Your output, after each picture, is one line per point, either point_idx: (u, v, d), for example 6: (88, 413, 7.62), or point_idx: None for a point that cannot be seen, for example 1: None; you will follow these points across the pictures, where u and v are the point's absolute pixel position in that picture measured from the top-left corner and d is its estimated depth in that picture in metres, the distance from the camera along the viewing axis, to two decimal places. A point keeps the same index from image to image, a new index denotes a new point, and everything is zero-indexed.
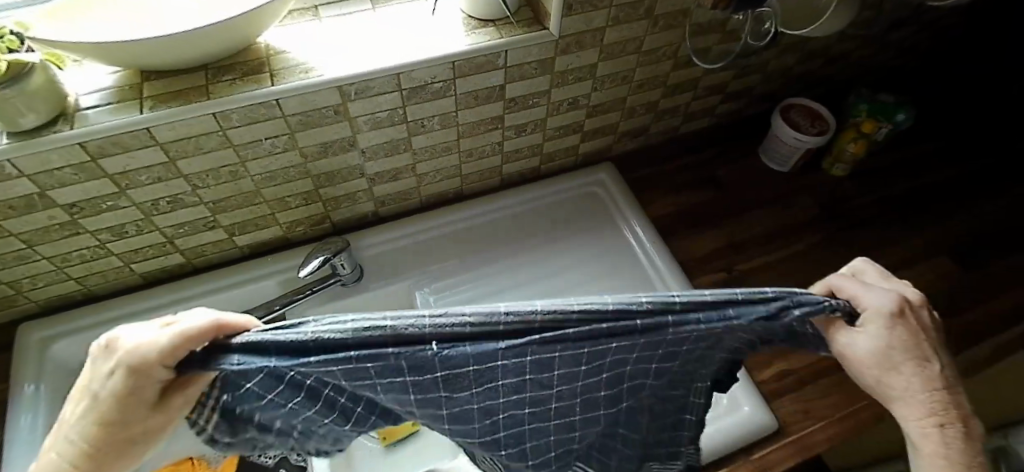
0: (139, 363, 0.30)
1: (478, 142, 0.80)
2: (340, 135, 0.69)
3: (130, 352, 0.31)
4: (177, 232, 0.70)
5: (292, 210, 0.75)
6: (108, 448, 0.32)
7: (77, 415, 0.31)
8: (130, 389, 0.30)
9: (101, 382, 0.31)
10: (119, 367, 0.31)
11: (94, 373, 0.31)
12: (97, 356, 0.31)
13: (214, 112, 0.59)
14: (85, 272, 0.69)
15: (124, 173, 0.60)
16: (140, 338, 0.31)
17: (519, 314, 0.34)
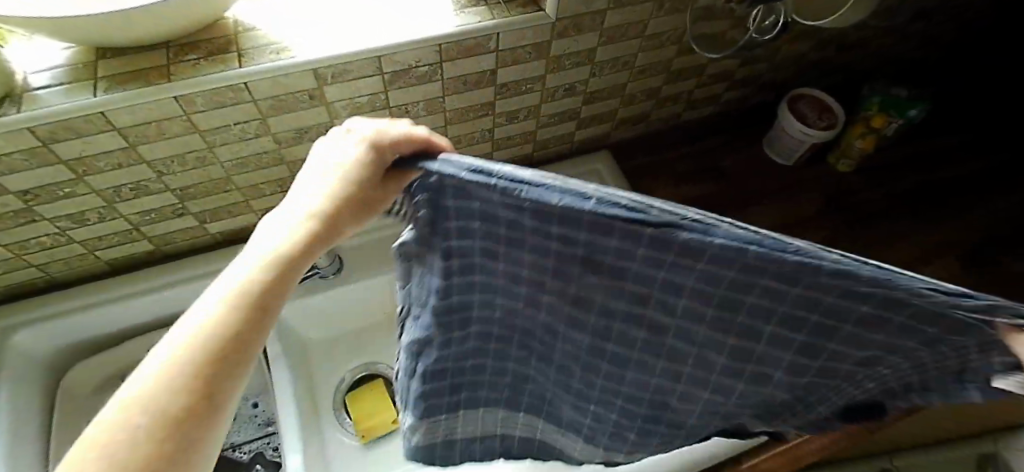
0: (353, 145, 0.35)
1: (467, 128, 0.75)
2: (317, 121, 0.64)
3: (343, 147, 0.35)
4: (143, 220, 0.66)
5: (266, 197, 0.71)
6: (281, 255, 0.30)
7: (281, 215, 0.33)
8: (344, 170, 0.34)
9: (316, 175, 0.35)
10: (331, 156, 0.35)
11: (313, 166, 0.36)
12: (318, 155, 0.36)
13: (175, 96, 0.54)
14: (47, 259, 0.65)
15: (81, 159, 0.56)
16: (346, 135, 0.36)
17: (701, 228, 0.26)
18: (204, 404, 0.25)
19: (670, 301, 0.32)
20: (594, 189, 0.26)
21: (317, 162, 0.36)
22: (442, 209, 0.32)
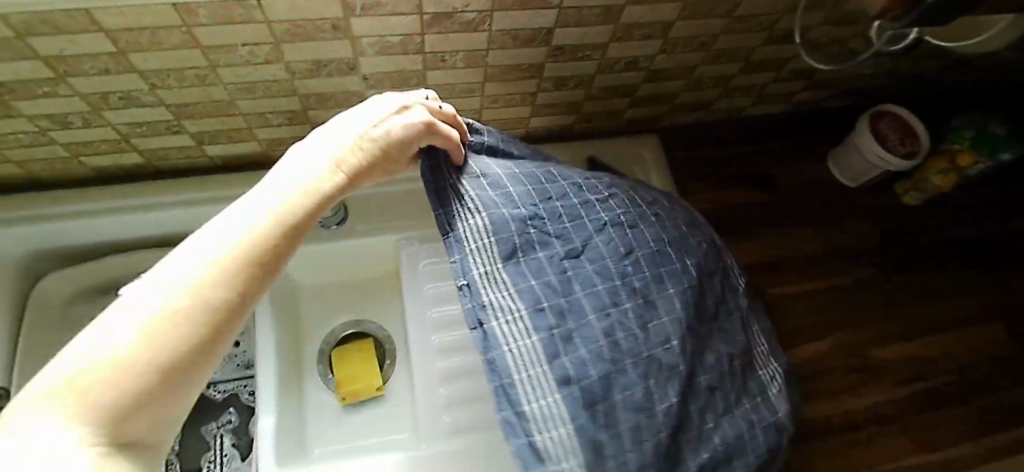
0: (402, 111, 0.41)
1: (508, 88, 0.65)
2: (338, 55, 0.55)
3: (391, 107, 0.41)
4: (134, 132, 0.60)
5: (273, 127, 0.63)
6: (325, 192, 0.35)
7: (329, 144, 0.37)
8: (395, 125, 0.40)
9: (365, 117, 0.40)
10: (383, 109, 0.41)
11: (363, 107, 0.40)
12: (368, 102, 0.41)
13: (173, 3, 0.45)
14: (27, 157, 0.60)
15: (61, 58, 0.48)
16: (405, 101, 0.42)
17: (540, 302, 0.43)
18: (242, 301, 0.28)
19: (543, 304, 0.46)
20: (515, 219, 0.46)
21: (365, 110, 0.40)
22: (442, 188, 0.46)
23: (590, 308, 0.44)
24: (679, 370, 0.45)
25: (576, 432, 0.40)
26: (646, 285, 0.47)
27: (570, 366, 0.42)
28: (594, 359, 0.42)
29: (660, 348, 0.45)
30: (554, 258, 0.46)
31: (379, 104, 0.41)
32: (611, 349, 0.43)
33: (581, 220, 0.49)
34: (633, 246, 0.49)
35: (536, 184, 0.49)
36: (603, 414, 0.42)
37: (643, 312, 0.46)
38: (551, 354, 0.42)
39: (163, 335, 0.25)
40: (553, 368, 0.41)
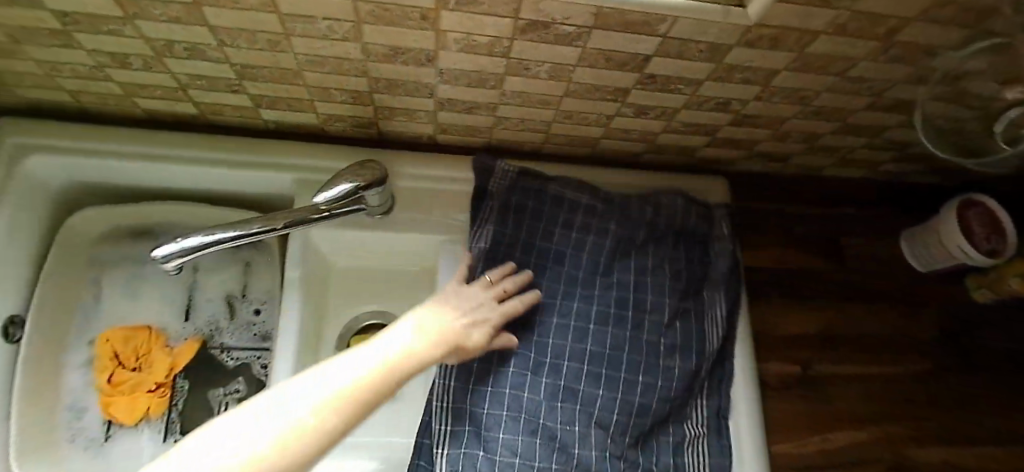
0: (488, 300, 0.54)
1: (586, 107, 0.61)
2: (419, 45, 0.51)
3: (481, 297, 0.54)
4: (193, 84, 0.57)
5: (335, 104, 0.60)
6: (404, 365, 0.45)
7: (407, 334, 0.47)
8: (477, 312, 0.53)
9: (459, 307, 0.52)
10: (472, 299, 0.53)
11: (458, 294, 0.54)
12: (462, 288, 0.54)
13: None
14: (81, 87, 0.58)
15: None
16: (486, 290, 0.55)
17: None
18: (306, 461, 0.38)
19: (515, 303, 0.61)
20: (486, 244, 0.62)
21: (469, 294, 0.54)
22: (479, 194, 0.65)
23: (510, 366, 0.58)
24: (554, 443, 0.55)
25: (472, 431, 0.55)
26: (558, 372, 0.58)
27: (470, 399, 0.56)
28: (494, 400, 0.56)
29: (551, 419, 0.56)
30: (510, 316, 0.60)
31: (472, 291, 0.54)
32: (513, 399, 0.56)
33: (535, 307, 0.61)
34: (561, 354, 0.59)
35: None
36: (482, 433, 0.55)
37: (553, 386, 0.57)
38: (461, 378, 0.57)
39: (305, 437, 0.38)
40: (467, 388, 0.56)
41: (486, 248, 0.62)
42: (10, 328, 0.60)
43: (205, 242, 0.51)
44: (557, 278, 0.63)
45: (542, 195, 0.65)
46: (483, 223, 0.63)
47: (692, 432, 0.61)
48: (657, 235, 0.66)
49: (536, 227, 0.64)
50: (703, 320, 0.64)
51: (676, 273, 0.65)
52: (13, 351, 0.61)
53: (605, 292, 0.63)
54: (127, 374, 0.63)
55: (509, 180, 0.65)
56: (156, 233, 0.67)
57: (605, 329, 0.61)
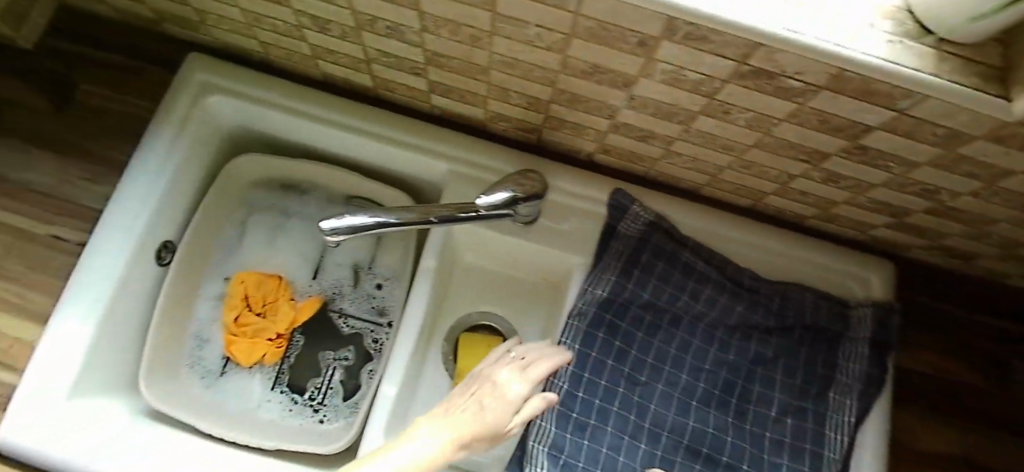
0: (508, 400, 0.47)
1: (770, 162, 0.55)
2: (620, 68, 0.48)
3: (512, 388, 0.47)
4: (380, 59, 0.57)
5: (508, 105, 0.58)
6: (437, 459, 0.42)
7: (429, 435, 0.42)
8: (489, 397, 0.47)
9: (481, 398, 0.47)
10: (500, 387, 0.47)
11: (474, 381, 0.49)
12: (489, 372, 0.50)
13: None
14: (274, 42, 0.60)
15: None
16: (503, 363, 0.50)
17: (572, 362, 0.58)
18: None
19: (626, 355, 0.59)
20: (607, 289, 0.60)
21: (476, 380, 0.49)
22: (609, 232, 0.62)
23: (610, 424, 0.57)
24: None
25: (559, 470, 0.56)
26: (656, 442, 0.57)
27: (564, 446, 0.56)
28: (588, 455, 0.56)
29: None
30: (616, 374, 0.59)
31: (489, 379, 0.49)
32: (608, 459, 0.56)
33: (641, 369, 0.59)
34: (661, 423, 0.58)
35: (620, 323, 0.60)
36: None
37: (649, 454, 0.57)
38: (559, 424, 0.57)
39: None
40: (565, 436, 0.57)
41: (605, 297, 0.60)
42: (164, 253, 0.64)
43: (375, 223, 0.51)
44: (668, 342, 0.60)
45: (675, 260, 0.61)
46: (608, 268, 0.61)
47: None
48: (785, 327, 0.61)
49: (663, 290, 0.61)
50: (823, 424, 0.58)
51: (793, 366, 0.61)
52: (162, 274, 0.65)
53: (716, 370, 0.60)
54: (252, 319, 0.66)
55: (647, 227, 0.62)
56: (304, 190, 0.71)
57: (707, 409, 0.59)
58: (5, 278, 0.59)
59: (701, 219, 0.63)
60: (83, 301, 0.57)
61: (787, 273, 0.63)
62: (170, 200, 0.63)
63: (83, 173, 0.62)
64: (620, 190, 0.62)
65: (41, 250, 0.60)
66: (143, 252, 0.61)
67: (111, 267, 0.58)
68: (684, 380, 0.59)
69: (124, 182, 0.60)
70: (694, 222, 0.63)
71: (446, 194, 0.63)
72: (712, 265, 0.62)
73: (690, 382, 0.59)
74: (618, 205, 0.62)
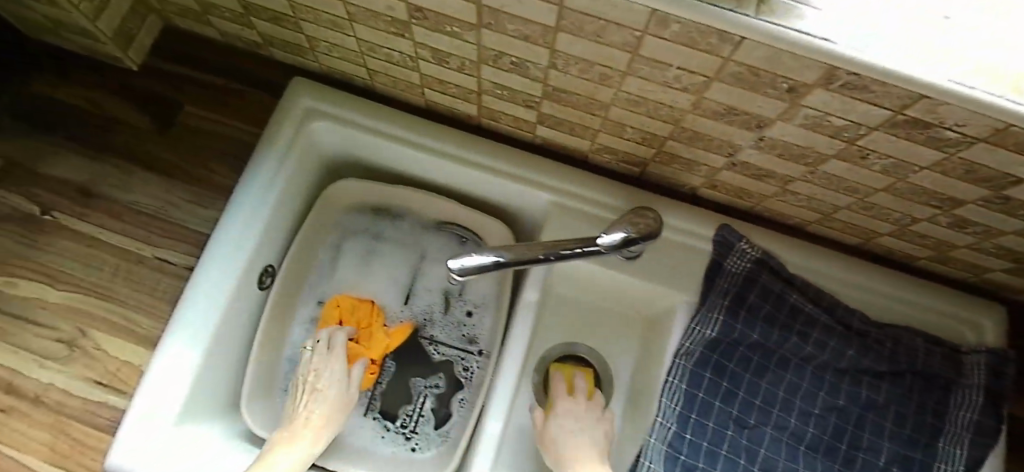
0: (328, 371, 0.61)
1: (896, 205, 0.54)
2: (758, 112, 0.47)
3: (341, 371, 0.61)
4: (493, 91, 0.57)
5: (620, 139, 0.58)
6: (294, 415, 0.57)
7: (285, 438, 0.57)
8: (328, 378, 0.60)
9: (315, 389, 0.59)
10: (321, 364, 0.61)
11: (305, 375, 0.61)
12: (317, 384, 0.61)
13: (656, 10, 0.38)
14: (383, 70, 0.60)
15: (497, 12, 0.44)
16: (327, 356, 0.62)
17: (680, 403, 0.57)
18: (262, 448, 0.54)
19: (734, 396, 0.58)
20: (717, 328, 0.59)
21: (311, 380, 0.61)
22: (716, 267, 0.61)
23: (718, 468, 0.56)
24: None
25: None
26: None
27: None
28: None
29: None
30: (724, 416, 0.58)
31: (310, 366, 0.61)
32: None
33: (749, 411, 0.58)
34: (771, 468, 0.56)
35: (728, 363, 0.59)
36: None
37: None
38: (667, 466, 0.56)
39: None
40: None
41: (714, 337, 0.59)
42: (264, 278, 0.64)
43: (500, 263, 0.50)
44: (776, 384, 0.59)
45: (782, 300, 0.60)
46: (715, 307, 0.60)
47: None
48: (897, 371, 0.59)
49: (771, 330, 0.60)
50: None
51: (903, 415, 0.58)
52: (262, 298, 0.65)
53: (825, 415, 0.58)
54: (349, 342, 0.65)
55: (754, 264, 0.61)
56: (399, 215, 0.72)
57: (815, 455, 0.57)
58: (113, 300, 0.59)
59: (807, 256, 0.62)
60: (192, 327, 0.57)
61: (896, 315, 0.62)
62: (274, 225, 0.63)
63: (185, 196, 0.62)
64: (727, 226, 0.61)
65: (148, 272, 0.60)
66: (248, 277, 0.61)
67: (220, 292, 0.58)
68: (791, 426, 0.58)
69: (232, 206, 0.60)
70: (798, 258, 0.63)
71: (548, 227, 0.63)
72: (820, 307, 0.60)
73: (797, 427, 0.58)
74: (725, 240, 0.60)
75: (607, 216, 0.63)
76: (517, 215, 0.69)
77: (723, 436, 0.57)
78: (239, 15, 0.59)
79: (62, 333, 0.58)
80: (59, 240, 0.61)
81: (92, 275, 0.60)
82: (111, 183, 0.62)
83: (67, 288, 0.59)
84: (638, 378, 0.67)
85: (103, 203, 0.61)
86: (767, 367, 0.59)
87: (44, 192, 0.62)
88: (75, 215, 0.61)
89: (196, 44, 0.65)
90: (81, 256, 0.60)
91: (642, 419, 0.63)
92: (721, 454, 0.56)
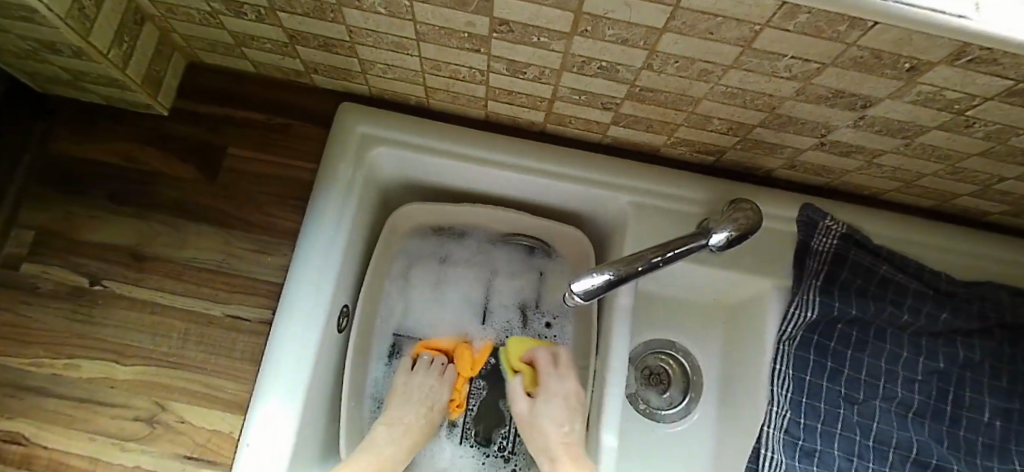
0: (434, 390, 0.63)
1: (987, 168, 0.54)
2: (867, 93, 0.45)
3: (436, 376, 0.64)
4: (570, 96, 0.54)
5: (701, 131, 0.56)
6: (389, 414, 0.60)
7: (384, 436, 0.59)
8: (428, 396, 0.62)
9: (420, 400, 0.61)
10: (432, 382, 0.63)
11: (408, 386, 0.62)
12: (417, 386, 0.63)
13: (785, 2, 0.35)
14: (442, 86, 0.57)
15: (597, 18, 0.41)
16: (431, 376, 0.63)
17: (789, 389, 0.57)
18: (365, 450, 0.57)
19: (840, 374, 0.58)
20: (818, 308, 0.58)
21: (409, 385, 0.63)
22: (804, 248, 0.60)
23: (837, 447, 0.56)
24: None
25: None
26: (884, 460, 0.56)
27: None
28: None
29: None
30: (833, 394, 0.57)
31: (412, 380, 0.63)
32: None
33: (857, 387, 0.58)
34: (886, 440, 0.56)
35: (830, 342, 0.58)
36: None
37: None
38: (787, 454, 0.55)
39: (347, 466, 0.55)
40: (794, 465, 0.55)
41: (814, 318, 0.58)
42: (342, 320, 0.60)
43: (617, 278, 0.48)
44: (878, 356, 0.58)
45: (873, 273, 0.59)
46: (810, 287, 0.58)
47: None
48: (988, 327, 0.60)
49: (868, 303, 0.59)
50: None
51: (999, 368, 0.59)
52: (341, 342, 0.61)
53: (927, 379, 0.58)
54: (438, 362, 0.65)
55: (840, 240, 0.59)
56: (463, 233, 0.69)
57: (923, 420, 0.58)
58: (187, 367, 0.55)
59: (887, 225, 0.63)
60: (287, 383, 0.53)
61: (974, 271, 0.63)
62: (347, 262, 0.59)
63: (251, 245, 0.59)
64: (810, 205, 0.60)
65: (222, 332, 0.56)
66: (331, 321, 0.57)
67: (308, 342, 0.54)
68: (898, 396, 0.58)
69: (301, 250, 0.56)
70: (877, 227, 0.63)
71: (629, 230, 0.61)
72: (908, 274, 0.60)
73: (904, 396, 0.58)
74: (811, 220, 0.59)
75: (686, 210, 0.62)
76: (586, 216, 0.67)
77: (836, 416, 0.57)
78: (284, 45, 0.56)
79: (140, 410, 0.54)
80: (120, 310, 0.56)
81: (160, 344, 0.56)
82: (165, 243, 0.58)
83: (137, 361, 0.55)
84: (729, 366, 0.67)
85: (160, 265, 0.57)
86: (868, 340, 0.59)
87: (96, 260, 0.57)
88: (132, 281, 0.57)
89: (228, 78, 0.63)
90: (147, 325, 0.56)
91: (744, 411, 0.62)
92: (837, 434, 0.56)
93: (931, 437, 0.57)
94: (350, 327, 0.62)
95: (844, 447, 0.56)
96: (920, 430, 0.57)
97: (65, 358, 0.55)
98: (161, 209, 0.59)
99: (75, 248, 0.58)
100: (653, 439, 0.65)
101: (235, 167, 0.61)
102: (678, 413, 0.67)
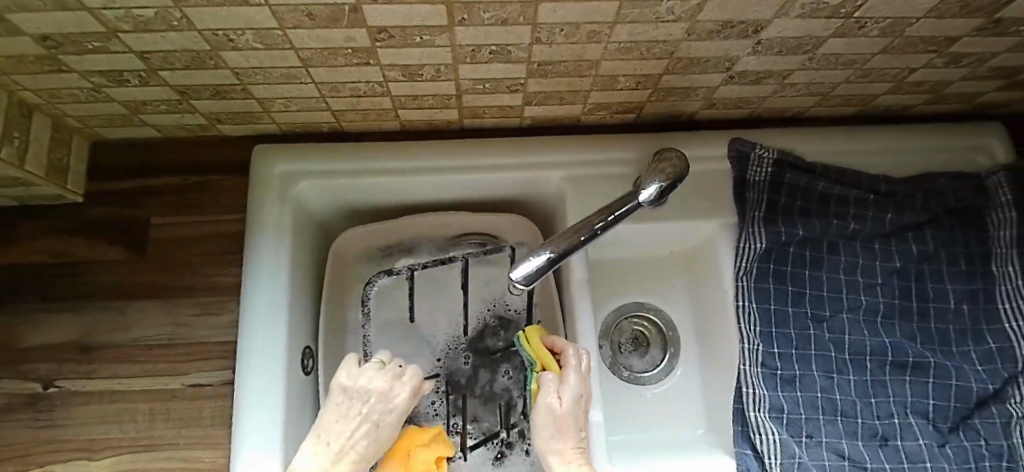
0: (393, 410, 0.49)
1: (894, 63, 0.54)
2: (757, 17, 0.44)
3: (398, 391, 0.50)
4: (474, 88, 0.54)
5: (614, 91, 0.57)
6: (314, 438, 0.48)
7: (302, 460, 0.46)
8: (376, 416, 0.49)
9: (371, 422, 0.48)
10: (391, 399, 0.49)
11: (352, 399, 0.49)
12: (366, 389, 0.49)
13: None
14: (347, 107, 0.56)
15: (468, 4, 0.40)
16: (384, 380, 0.50)
17: (756, 322, 0.57)
18: None
19: (801, 297, 0.58)
20: (764, 238, 0.58)
21: (349, 396, 0.49)
22: (740, 184, 0.60)
23: (814, 368, 0.56)
24: (876, 440, 0.54)
25: (783, 428, 0.54)
26: (862, 368, 0.56)
27: (784, 405, 0.55)
28: (807, 404, 0.55)
29: (869, 415, 0.55)
30: (801, 318, 0.58)
31: (358, 391, 0.49)
32: (827, 401, 0.55)
33: (821, 304, 0.58)
34: (861, 350, 0.57)
35: (786, 268, 0.58)
36: (804, 439, 0.54)
37: (862, 382, 0.56)
38: (768, 385, 0.55)
39: None
40: (777, 394, 0.55)
41: (764, 248, 0.58)
42: (306, 361, 0.60)
43: (558, 255, 0.47)
44: (836, 270, 0.59)
45: (811, 192, 0.60)
46: (753, 220, 0.59)
47: (1018, 412, 0.54)
48: (935, 217, 0.60)
49: (812, 222, 0.59)
50: (998, 300, 0.59)
51: (956, 253, 0.60)
52: (311, 384, 0.61)
53: (889, 280, 0.59)
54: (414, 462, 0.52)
55: (774, 167, 0.60)
56: (411, 247, 0.68)
57: (894, 321, 0.58)
58: (160, 447, 0.54)
59: (819, 142, 0.63)
60: (262, 434, 0.51)
61: (912, 165, 0.64)
62: (295, 303, 0.58)
63: (197, 309, 0.57)
64: (739, 138, 0.60)
65: (187, 404, 0.55)
66: (294, 366, 0.56)
67: (273, 392, 0.53)
68: (861, 302, 0.58)
69: (244, 302, 0.55)
70: (807, 146, 0.63)
71: (568, 204, 0.61)
72: (848, 184, 0.61)
73: (868, 302, 0.58)
74: (741, 155, 0.60)
75: (620, 171, 0.62)
76: (528, 201, 0.67)
77: (806, 337, 0.57)
78: (177, 103, 0.54)
79: None
80: (77, 408, 0.54)
81: (128, 430, 0.54)
82: (108, 329, 0.57)
83: (109, 453, 0.53)
84: (699, 315, 0.67)
85: (109, 352, 0.56)
86: (822, 257, 0.59)
87: (41, 364, 0.56)
88: (84, 375, 0.55)
89: (136, 150, 0.62)
90: (111, 414, 0.54)
91: (721, 355, 0.62)
92: (810, 355, 0.56)
93: (903, 335, 0.58)
94: (317, 367, 0.61)
95: (822, 367, 0.56)
96: (890, 333, 0.57)
97: (36, 468, 0.53)
98: (97, 296, 0.58)
99: (16, 357, 0.56)
100: (644, 403, 0.65)
101: (165, 236, 0.60)
102: (661, 372, 0.67)
